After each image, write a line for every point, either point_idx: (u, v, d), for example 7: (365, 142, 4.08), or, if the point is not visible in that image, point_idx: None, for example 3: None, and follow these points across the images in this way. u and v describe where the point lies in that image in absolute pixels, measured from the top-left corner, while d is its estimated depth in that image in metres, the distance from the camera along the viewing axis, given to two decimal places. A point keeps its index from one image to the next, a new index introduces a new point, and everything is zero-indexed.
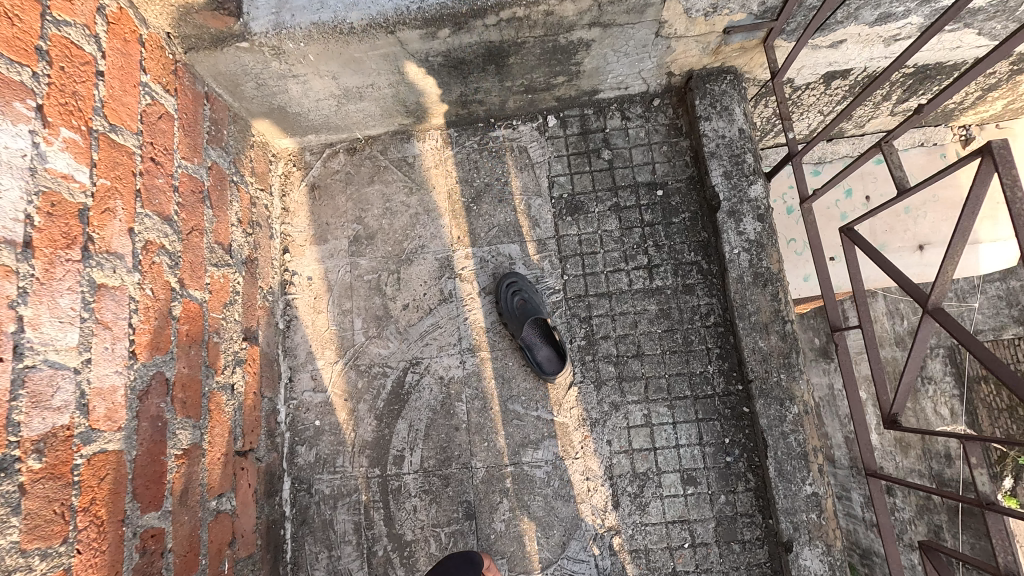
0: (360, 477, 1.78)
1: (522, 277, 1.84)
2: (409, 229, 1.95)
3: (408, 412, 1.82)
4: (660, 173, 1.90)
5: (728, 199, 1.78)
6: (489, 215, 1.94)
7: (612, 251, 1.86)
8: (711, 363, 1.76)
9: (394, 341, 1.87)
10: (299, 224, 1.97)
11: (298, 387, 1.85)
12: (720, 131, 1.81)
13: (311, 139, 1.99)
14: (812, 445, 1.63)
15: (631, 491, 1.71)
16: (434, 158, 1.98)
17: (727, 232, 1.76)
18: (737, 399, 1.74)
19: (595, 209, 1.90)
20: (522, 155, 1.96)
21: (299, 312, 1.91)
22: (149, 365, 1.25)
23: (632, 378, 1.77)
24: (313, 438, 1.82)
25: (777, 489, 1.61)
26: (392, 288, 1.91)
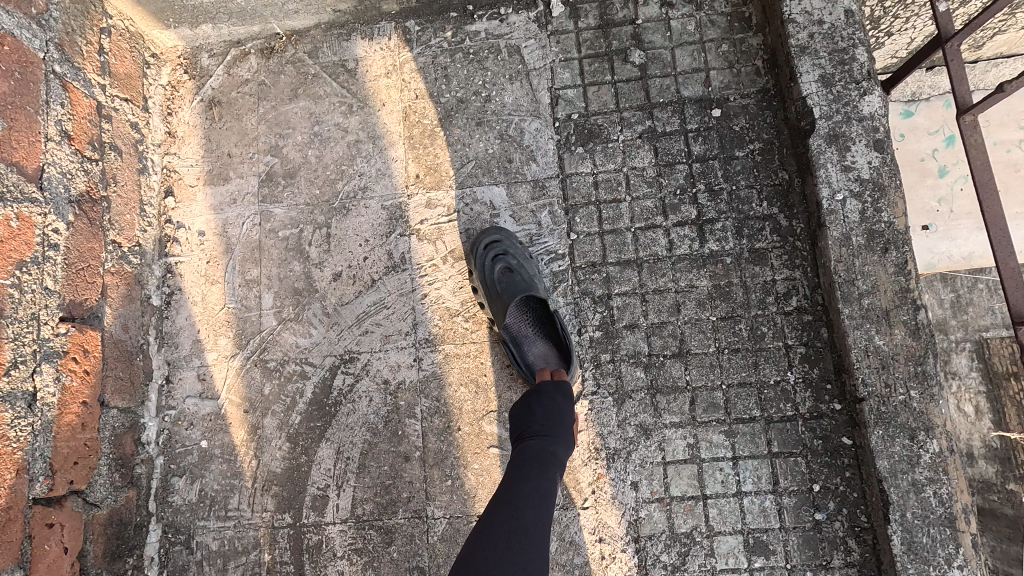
0: (261, 527, 1.20)
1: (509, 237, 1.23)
2: (348, 164, 1.34)
3: (335, 432, 1.23)
4: (718, 84, 1.28)
5: (827, 116, 1.15)
6: (464, 144, 1.32)
7: (644, 198, 1.25)
8: (794, 369, 1.15)
9: (319, 327, 1.27)
10: (190, 156, 1.37)
11: (178, 392, 1.26)
12: (815, 14, 1.18)
13: (208, 34, 1.37)
14: (964, 505, 1.02)
15: (668, 562, 1.12)
16: (385, 63, 1.36)
17: (826, 168, 1.14)
18: (834, 426, 1.13)
19: (619, 135, 1.28)
20: (514, 58, 1.34)
21: (183, 282, 1.31)
22: None
23: (671, 388, 1.17)
24: (196, 468, 1.23)
25: (904, 573, 1.01)
26: (319, 250, 1.31)
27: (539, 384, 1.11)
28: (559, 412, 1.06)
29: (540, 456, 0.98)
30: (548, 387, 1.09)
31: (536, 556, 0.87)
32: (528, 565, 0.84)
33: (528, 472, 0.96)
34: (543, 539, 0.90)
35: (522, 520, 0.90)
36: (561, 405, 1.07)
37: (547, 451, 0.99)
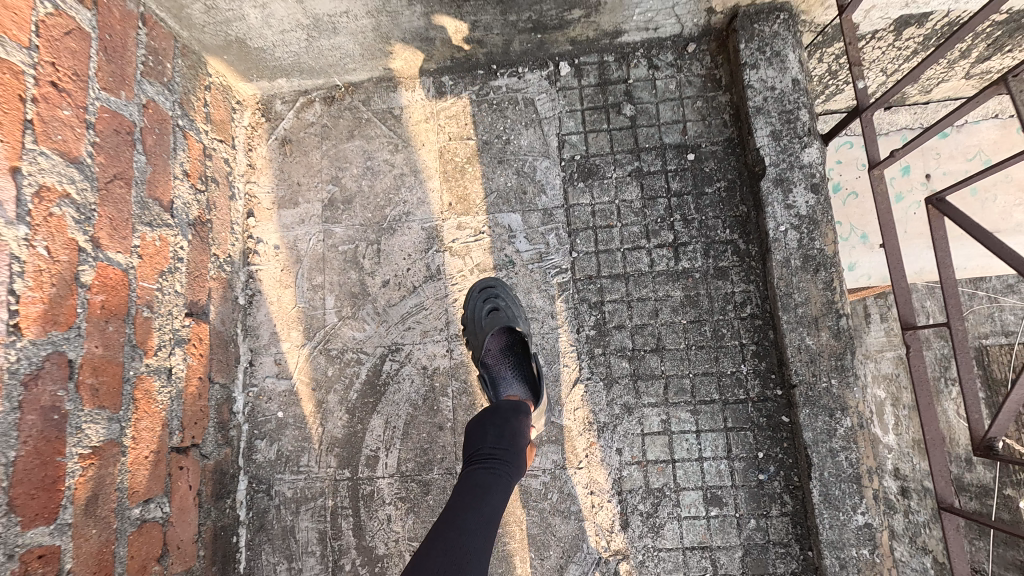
0: (326, 479, 1.53)
1: (502, 284, 1.54)
2: (393, 192, 1.67)
3: (384, 406, 1.56)
4: (693, 133, 1.59)
5: (775, 164, 1.46)
6: (487, 178, 1.64)
7: (632, 225, 1.56)
8: (746, 362, 1.47)
9: (371, 323, 1.60)
10: (266, 184, 1.70)
11: (260, 373, 1.59)
12: (768, 82, 1.49)
13: (282, 85, 1.70)
14: (869, 466, 1.33)
15: (644, 510, 1.44)
16: (424, 111, 1.69)
17: (773, 206, 1.45)
18: (777, 408, 1.44)
19: (612, 174, 1.60)
20: (529, 109, 1.65)
21: (263, 286, 1.64)
22: (41, 343, 1.00)
23: (649, 376, 1.49)
24: (274, 432, 1.56)
25: (821, 517, 1.33)
26: (371, 262, 1.64)
27: (497, 415, 1.31)
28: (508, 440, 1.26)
29: (492, 476, 1.20)
30: (505, 419, 1.30)
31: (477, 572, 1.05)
32: None
33: (480, 487, 1.17)
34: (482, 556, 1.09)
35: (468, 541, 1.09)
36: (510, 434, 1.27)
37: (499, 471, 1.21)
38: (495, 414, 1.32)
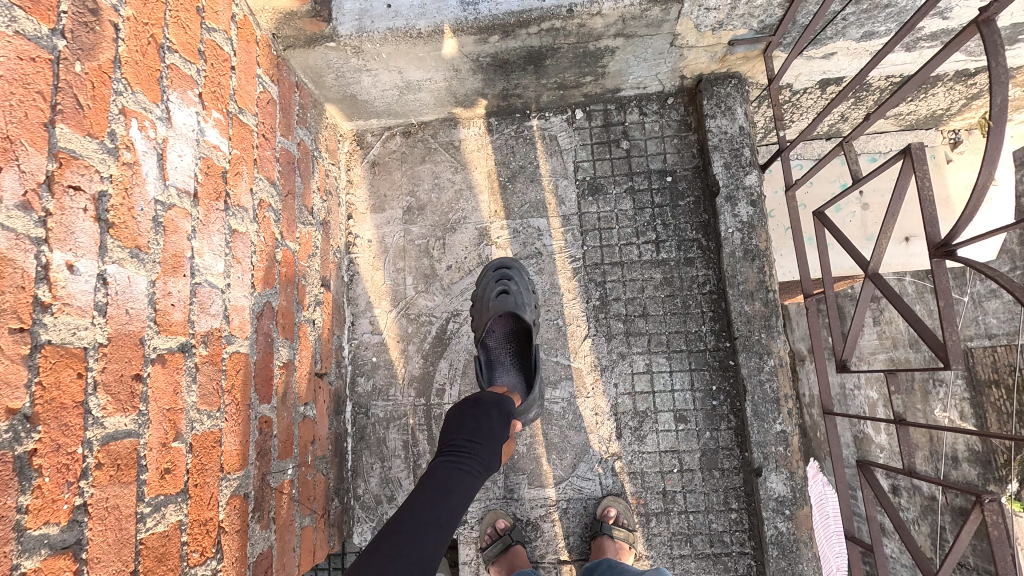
0: (408, 404, 2.16)
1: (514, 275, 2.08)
2: (454, 202, 2.30)
3: (449, 354, 2.19)
4: (671, 162, 2.22)
5: (727, 185, 2.09)
6: (522, 192, 2.28)
7: (626, 227, 2.19)
8: (705, 324, 2.10)
9: (439, 295, 2.23)
10: (361, 195, 2.33)
11: (359, 330, 2.23)
12: (722, 128, 2.12)
13: (373, 123, 2.34)
14: (785, 392, 1.96)
15: (632, 425, 2.07)
16: (476, 143, 2.32)
17: (724, 214, 2.08)
18: (725, 355, 2.07)
19: (612, 190, 2.22)
20: (553, 143, 2.29)
21: (360, 268, 2.27)
22: (264, 294, 1.62)
23: (638, 333, 2.12)
24: (370, 371, 2.19)
25: (752, 425, 1.95)
26: (438, 252, 2.27)
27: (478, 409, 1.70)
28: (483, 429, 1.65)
29: (462, 469, 1.56)
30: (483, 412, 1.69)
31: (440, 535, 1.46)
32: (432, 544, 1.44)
33: (448, 476, 1.53)
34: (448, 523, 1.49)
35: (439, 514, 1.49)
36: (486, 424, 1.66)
37: (468, 463, 1.57)
38: (475, 409, 1.69)
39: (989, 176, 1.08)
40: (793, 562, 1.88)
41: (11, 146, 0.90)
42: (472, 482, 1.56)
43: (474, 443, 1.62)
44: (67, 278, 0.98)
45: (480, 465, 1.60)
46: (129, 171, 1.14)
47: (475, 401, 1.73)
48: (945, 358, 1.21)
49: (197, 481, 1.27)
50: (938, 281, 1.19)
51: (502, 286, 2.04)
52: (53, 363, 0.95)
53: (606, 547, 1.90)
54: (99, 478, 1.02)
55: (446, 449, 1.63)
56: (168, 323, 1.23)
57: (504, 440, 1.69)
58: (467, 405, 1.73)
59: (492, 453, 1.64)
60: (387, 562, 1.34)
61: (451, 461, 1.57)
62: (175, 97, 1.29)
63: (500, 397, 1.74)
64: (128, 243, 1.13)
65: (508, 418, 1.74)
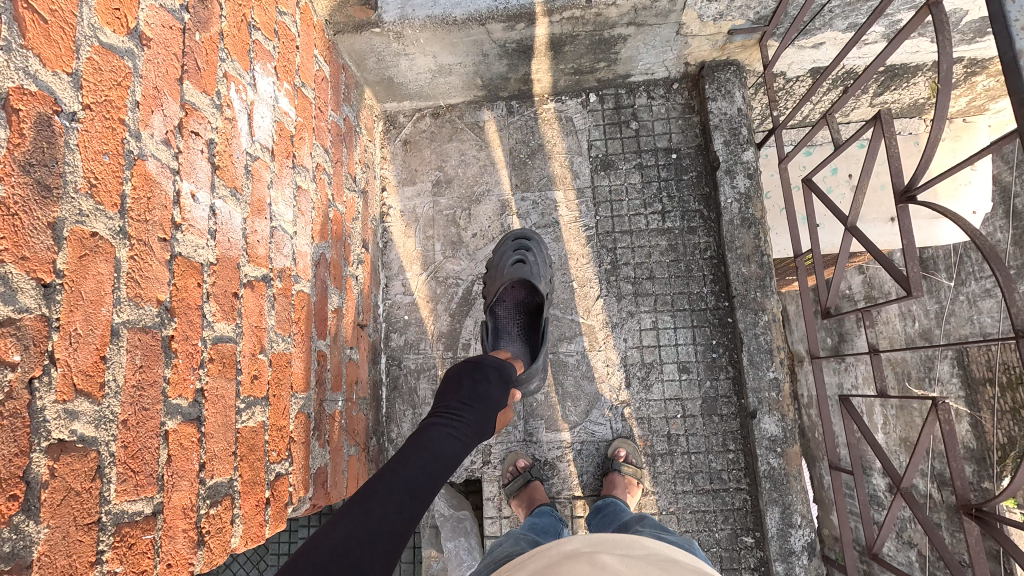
0: (437, 357, 2.39)
1: (533, 245, 2.28)
2: (479, 176, 2.53)
3: (474, 312, 2.42)
4: (675, 141, 2.45)
5: (726, 161, 2.33)
6: (541, 167, 2.51)
7: (635, 199, 2.42)
8: (706, 286, 2.33)
9: (465, 260, 2.46)
10: (393, 170, 2.57)
11: (392, 291, 2.46)
12: (722, 110, 2.36)
13: (405, 105, 2.57)
14: (777, 344, 2.20)
15: (640, 375, 2.30)
16: (499, 123, 2.56)
17: (724, 186, 2.31)
18: (724, 313, 2.30)
19: (623, 166, 2.46)
20: (568, 123, 2.52)
21: (393, 235, 2.51)
22: (320, 245, 1.85)
23: (645, 294, 2.35)
24: (403, 328, 2.43)
25: (748, 373, 2.19)
26: (464, 221, 2.50)
27: (476, 372, 1.68)
28: (478, 395, 1.62)
29: (450, 432, 1.51)
30: (480, 376, 1.67)
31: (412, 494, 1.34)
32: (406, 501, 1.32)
33: (436, 438, 1.48)
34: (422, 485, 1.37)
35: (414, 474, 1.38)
36: (481, 390, 1.64)
37: (458, 426, 1.53)
38: (474, 371, 1.68)
39: (941, 131, 1.32)
40: (784, 493, 2.11)
41: (158, 94, 1.13)
42: (461, 447, 1.51)
43: (467, 406, 1.59)
44: (191, 205, 1.21)
45: (471, 430, 1.56)
46: (229, 125, 1.36)
47: (476, 363, 1.71)
48: (908, 288, 1.46)
49: (274, 392, 1.49)
50: (902, 222, 1.42)
51: (519, 256, 2.22)
52: (181, 271, 1.16)
53: (616, 481, 2.11)
54: (211, 370, 1.24)
55: (438, 410, 1.59)
56: (255, 255, 1.44)
57: (499, 406, 1.67)
58: (466, 366, 1.71)
59: (485, 418, 1.61)
60: (359, 525, 1.22)
61: (441, 422, 1.53)
62: (259, 67, 1.52)
63: (501, 362, 1.74)
64: (228, 183, 1.35)
65: (507, 385, 1.73)
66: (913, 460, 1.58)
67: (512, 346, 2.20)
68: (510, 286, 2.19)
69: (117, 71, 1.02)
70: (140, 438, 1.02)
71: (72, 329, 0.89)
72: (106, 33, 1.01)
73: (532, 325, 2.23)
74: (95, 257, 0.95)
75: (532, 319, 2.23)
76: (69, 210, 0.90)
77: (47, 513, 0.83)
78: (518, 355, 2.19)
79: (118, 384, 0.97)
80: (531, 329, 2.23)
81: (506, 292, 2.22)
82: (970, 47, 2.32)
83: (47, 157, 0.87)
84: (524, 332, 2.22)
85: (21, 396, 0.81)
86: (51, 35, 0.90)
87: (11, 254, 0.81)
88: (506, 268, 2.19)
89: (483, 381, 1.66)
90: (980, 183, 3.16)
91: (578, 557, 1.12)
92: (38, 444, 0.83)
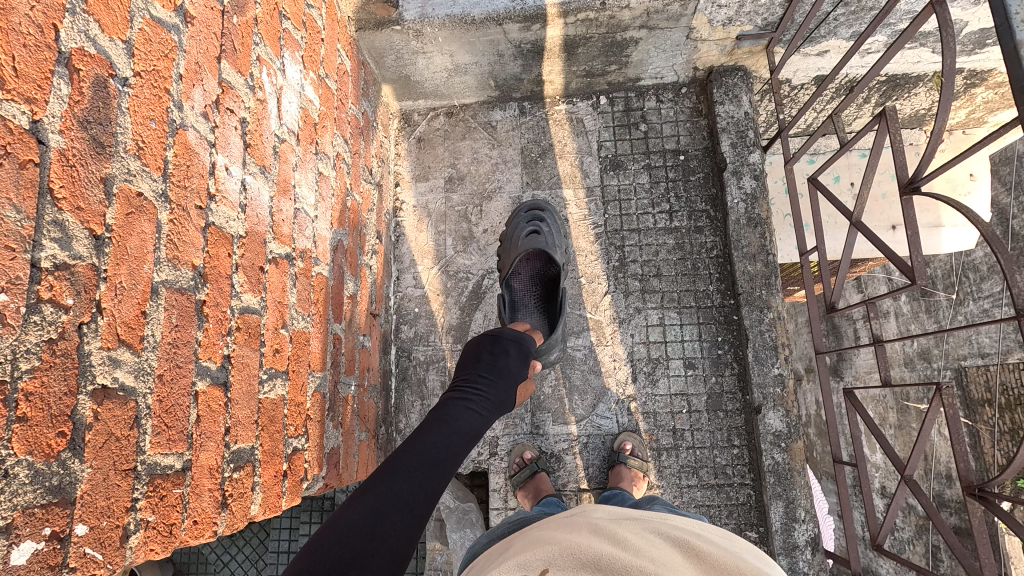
0: (446, 348, 2.42)
1: (546, 217, 2.32)
2: (490, 174, 2.59)
3: (483, 306, 2.45)
4: (683, 143, 2.50)
5: (733, 162, 2.39)
6: (551, 166, 2.56)
7: (643, 199, 2.47)
8: (712, 284, 2.37)
9: (476, 255, 2.51)
10: (407, 166, 2.62)
11: (404, 284, 2.51)
12: (730, 113, 2.42)
13: (420, 104, 2.64)
14: (782, 341, 2.25)
15: (647, 370, 2.33)
16: (511, 123, 2.62)
17: (730, 186, 2.37)
18: (730, 310, 2.35)
19: (631, 166, 2.51)
20: (579, 124, 2.57)
21: (405, 230, 2.56)
22: (338, 232, 1.89)
23: (652, 291, 2.39)
24: (413, 320, 2.47)
25: (753, 368, 2.23)
26: (476, 217, 2.55)
27: (494, 345, 1.71)
28: (496, 368, 1.66)
29: (470, 406, 1.55)
30: (498, 350, 1.70)
31: (435, 465, 1.38)
32: (429, 471, 1.36)
33: (456, 413, 1.52)
34: (445, 456, 1.42)
35: (435, 446, 1.42)
36: (498, 364, 1.67)
37: (477, 401, 1.58)
38: (492, 346, 1.70)
39: (944, 125, 1.37)
40: (788, 488, 2.15)
41: (199, 69, 1.18)
42: (481, 421, 1.56)
43: (486, 381, 1.63)
44: (225, 177, 1.25)
45: (490, 404, 1.60)
46: (261, 106, 1.41)
47: (495, 337, 1.74)
48: (912, 277, 1.55)
49: (294, 367, 1.51)
50: (907, 214, 1.48)
51: (533, 228, 2.25)
52: (214, 240, 1.20)
53: (623, 474, 2.12)
54: (238, 338, 1.26)
55: (457, 386, 1.63)
56: (280, 233, 1.47)
57: (518, 380, 1.71)
58: (485, 341, 1.74)
59: (504, 393, 1.66)
60: (385, 495, 1.25)
61: (461, 397, 1.57)
62: (289, 54, 1.58)
63: (519, 336, 1.76)
64: (258, 161, 1.38)
65: (525, 360, 1.76)
66: (914, 448, 1.65)
67: (530, 318, 2.28)
68: (525, 258, 2.23)
69: (165, 44, 1.09)
70: (173, 394, 1.06)
71: (117, 281, 0.94)
72: (156, 8, 1.08)
73: (546, 295, 2.30)
74: (140, 216, 1.00)
75: (547, 290, 2.30)
76: (119, 168, 0.96)
77: (90, 455, 0.88)
78: (536, 325, 2.27)
79: (156, 339, 1.02)
80: (545, 299, 2.30)
81: (521, 264, 2.26)
82: (970, 59, 2.39)
83: (101, 116, 0.93)
84: (540, 303, 2.29)
85: (71, 338, 0.86)
86: (110, 4, 0.97)
87: (68, 203, 0.86)
88: (520, 240, 2.22)
89: (502, 356, 1.69)
90: (981, 193, 3.20)
91: (599, 527, 1.21)
92: (84, 387, 0.88)
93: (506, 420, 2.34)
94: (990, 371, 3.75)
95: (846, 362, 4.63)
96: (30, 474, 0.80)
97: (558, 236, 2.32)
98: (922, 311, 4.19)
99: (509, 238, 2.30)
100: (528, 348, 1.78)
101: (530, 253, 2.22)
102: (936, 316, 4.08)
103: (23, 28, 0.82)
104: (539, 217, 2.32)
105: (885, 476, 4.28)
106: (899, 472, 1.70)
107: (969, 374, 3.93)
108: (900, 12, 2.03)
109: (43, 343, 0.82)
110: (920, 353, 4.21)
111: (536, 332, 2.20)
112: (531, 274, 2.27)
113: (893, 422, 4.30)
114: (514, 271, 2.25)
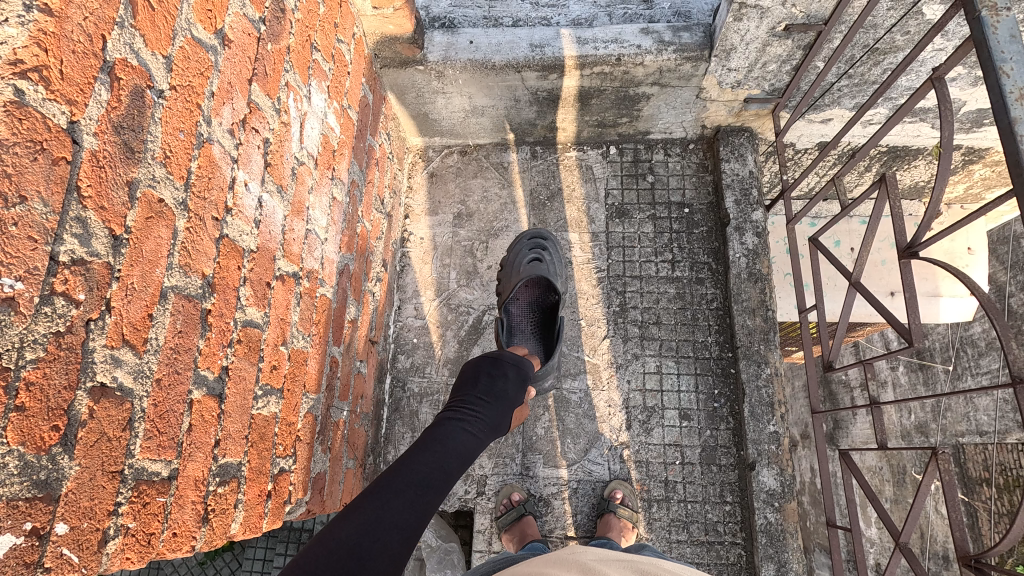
0: (442, 381, 2.41)
1: (551, 246, 2.37)
2: (499, 213, 2.64)
3: (482, 340, 2.46)
4: (688, 196, 2.56)
5: (736, 219, 2.44)
6: (558, 210, 2.61)
7: (646, 247, 2.51)
8: (710, 335, 2.38)
9: (478, 290, 2.53)
10: (418, 199, 2.68)
11: (404, 314, 2.52)
12: (735, 171, 2.49)
13: (435, 141, 2.72)
14: (778, 398, 2.24)
15: (642, 418, 2.31)
16: (522, 166, 2.69)
17: (733, 241, 2.41)
18: (728, 362, 2.35)
19: (637, 216, 2.55)
20: (587, 171, 2.64)
21: (411, 260, 2.59)
22: (345, 256, 1.92)
23: (651, 338, 2.39)
24: (411, 350, 2.47)
25: (749, 425, 2.21)
26: (480, 253, 2.59)
27: (493, 364, 1.71)
28: (495, 390, 1.66)
29: (466, 428, 1.54)
30: (497, 370, 1.70)
31: (428, 487, 1.36)
32: (423, 493, 1.34)
33: (451, 433, 1.51)
34: (438, 478, 1.40)
35: (429, 468, 1.40)
36: (500, 386, 1.67)
37: (473, 423, 1.56)
38: (491, 367, 1.70)
39: (942, 192, 1.41)
40: (780, 550, 2.10)
41: (230, 89, 1.24)
42: (475, 443, 1.55)
43: (482, 403, 1.62)
44: (242, 193, 1.28)
45: (485, 427, 1.59)
46: (285, 128, 1.46)
47: (494, 359, 1.73)
48: (909, 338, 1.55)
49: (289, 386, 1.50)
50: (904, 276, 1.50)
51: (536, 256, 2.30)
52: (226, 251, 1.22)
53: (612, 523, 2.08)
54: (238, 351, 1.27)
55: (453, 406, 1.62)
56: (290, 251, 1.49)
57: (515, 404, 1.70)
58: (484, 362, 1.74)
59: (499, 416, 1.65)
60: (376, 515, 1.22)
61: (457, 417, 1.56)
62: (315, 83, 1.64)
63: (518, 360, 1.76)
64: (276, 180, 1.42)
65: (523, 384, 1.75)
66: (911, 515, 1.60)
67: (527, 344, 2.29)
68: (525, 284, 2.26)
69: (201, 62, 1.15)
70: (168, 400, 1.07)
71: (129, 282, 0.96)
72: (198, 29, 1.14)
73: (543, 321, 2.33)
74: (159, 221, 1.03)
75: (544, 317, 2.33)
76: (145, 174, 1.00)
77: (80, 452, 0.88)
78: (532, 351, 2.28)
79: (158, 343, 1.03)
80: (542, 327, 2.33)
81: (521, 289, 2.29)
82: (968, 136, 2.48)
83: (135, 123, 0.98)
84: (536, 329, 2.31)
85: (78, 332, 0.87)
86: (156, 21, 1.03)
87: (93, 202, 0.90)
88: (522, 267, 2.26)
89: (501, 378, 1.69)
90: (977, 268, 3.24)
91: (588, 567, 1.18)
92: (84, 383, 0.89)
93: (497, 459, 2.30)
94: (988, 450, 3.72)
95: (843, 430, 4.59)
96: (20, 466, 0.79)
97: (559, 264, 2.36)
98: (919, 383, 4.18)
99: (515, 261, 2.33)
100: (527, 372, 1.78)
101: (531, 280, 2.25)
102: (934, 388, 4.07)
103: (75, 36, 0.87)
104: (542, 245, 2.36)
105: (882, 552, 4.17)
106: (896, 542, 1.64)
107: (968, 452, 3.89)
108: (900, 88, 2.13)
109: (50, 335, 0.83)
110: (917, 426, 4.18)
111: (533, 358, 2.21)
112: (530, 301, 2.30)
113: (890, 496, 4.22)
114: (514, 296, 2.29)
